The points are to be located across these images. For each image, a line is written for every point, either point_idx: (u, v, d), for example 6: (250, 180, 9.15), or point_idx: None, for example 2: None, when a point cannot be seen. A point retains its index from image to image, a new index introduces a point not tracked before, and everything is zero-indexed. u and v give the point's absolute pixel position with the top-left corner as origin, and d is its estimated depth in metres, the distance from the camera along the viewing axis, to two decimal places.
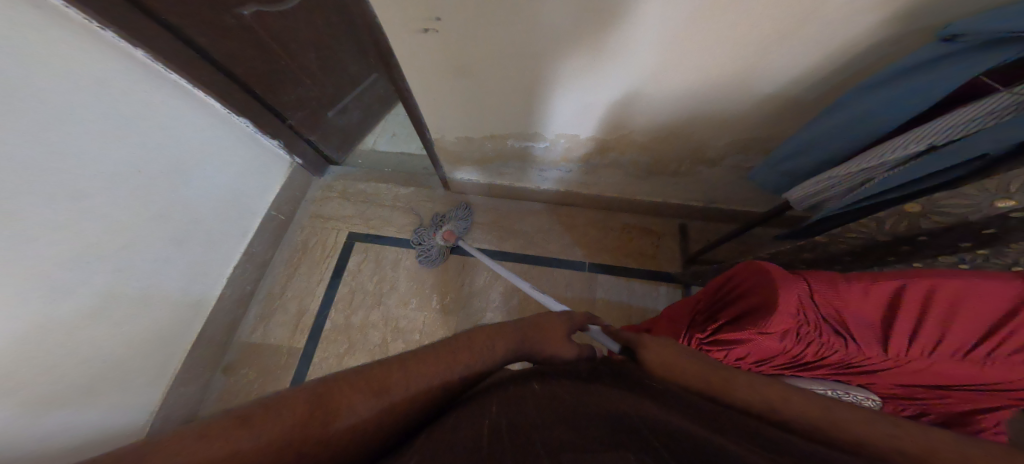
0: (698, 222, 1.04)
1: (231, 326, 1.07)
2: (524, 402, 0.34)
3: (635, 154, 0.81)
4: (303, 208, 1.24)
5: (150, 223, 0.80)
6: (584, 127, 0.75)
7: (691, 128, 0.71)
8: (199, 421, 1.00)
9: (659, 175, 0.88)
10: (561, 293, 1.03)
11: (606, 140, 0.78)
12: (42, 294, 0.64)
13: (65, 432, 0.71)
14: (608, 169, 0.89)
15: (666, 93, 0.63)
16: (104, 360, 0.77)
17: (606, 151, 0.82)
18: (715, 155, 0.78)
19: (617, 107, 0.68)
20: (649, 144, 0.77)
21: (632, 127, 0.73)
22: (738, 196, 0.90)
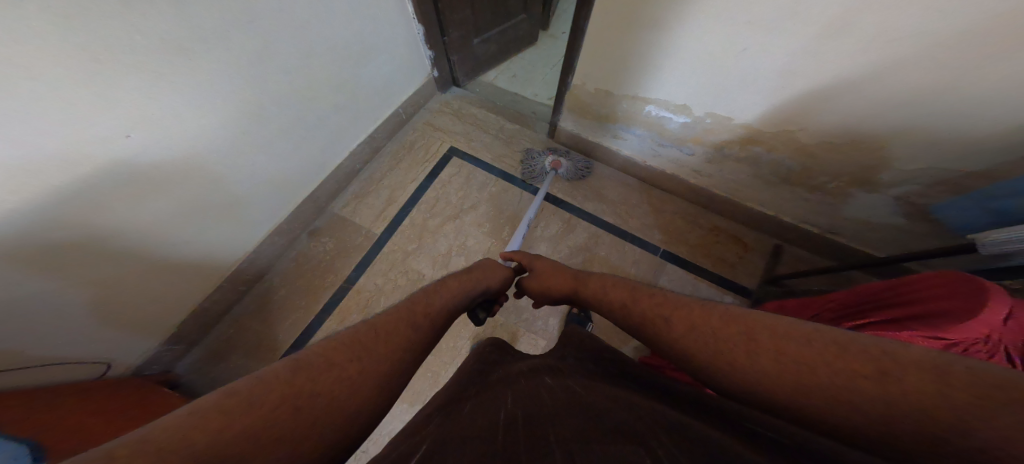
0: (797, 250, 1.06)
1: (334, 195, 1.23)
2: (541, 393, 0.41)
3: (784, 156, 0.84)
4: (420, 115, 1.39)
5: (325, 87, 1.01)
6: (743, 110, 0.79)
7: (832, 143, 0.75)
8: (285, 263, 1.17)
9: (793, 185, 0.90)
10: (626, 267, 1.09)
11: (762, 132, 0.81)
12: (248, 106, 0.85)
13: (203, 233, 0.92)
14: (738, 163, 0.93)
15: (806, 96, 0.70)
16: (259, 180, 0.98)
17: (749, 143, 0.86)
18: (835, 177, 0.82)
19: (774, 106, 0.75)
20: (795, 144, 0.80)
21: (808, 124, 0.75)
22: (844, 227, 0.93)
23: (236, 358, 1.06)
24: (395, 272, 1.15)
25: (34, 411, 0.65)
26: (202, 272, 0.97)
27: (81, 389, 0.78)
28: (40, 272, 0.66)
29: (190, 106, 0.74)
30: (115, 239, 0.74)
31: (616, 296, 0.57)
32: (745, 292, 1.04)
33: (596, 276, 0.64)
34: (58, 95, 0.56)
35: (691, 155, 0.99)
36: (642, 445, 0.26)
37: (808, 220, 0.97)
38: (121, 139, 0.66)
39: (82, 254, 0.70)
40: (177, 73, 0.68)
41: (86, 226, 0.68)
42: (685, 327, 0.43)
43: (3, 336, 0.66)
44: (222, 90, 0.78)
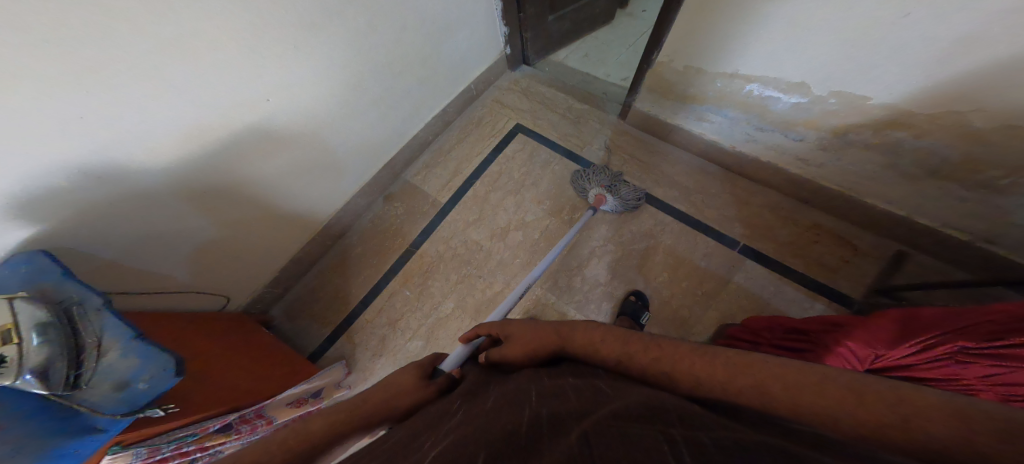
0: (927, 258, 0.89)
1: (406, 163, 1.30)
2: (569, 390, 0.38)
3: (942, 143, 0.69)
4: (489, 91, 1.40)
5: (413, 62, 1.06)
6: (894, 89, 0.66)
7: (1001, 127, 0.61)
8: (359, 224, 1.27)
9: (948, 180, 0.74)
10: (696, 261, 1.01)
11: (912, 114, 0.68)
12: (353, 78, 0.93)
13: (300, 194, 1.02)
14: (865, 151, 0.79)
15: (977, 66, 0.57)
16: (352, 145, 1.07)
17: (889, 128, 0.72)
18: (999, 170, 0.66)
19: (926, 84, 0.62)
20: (965, 130, 0.65)
21: (988, 104, 0.60)
22: (999, 234, 0.76)
23: (316, 303, 1.20)
24: (455, 240, 1.20)
25: (169, 326, 0.79)
26: (298, 228, 1.10)
27: (209, 318, 0.94)
28: (178, 216, 0.78)
29: (304, 72, 0.81)
30: (235, 190, 0.85)
31: (611, 352, 0.47)
32: (846, 301, 0.90)
33: (580, 327, 0.52)
34: (214, 56, 0.64)
35: (800, 140, 0.87)
36: (662, 434, 0.25)
37: (953, 223, 0.80)
38: (253, 100, 0.75)
39: (209, 201, 0.81)
40: (298, 39, 0.75)
41: (218, 175, 0.79)
42: (692, 384, 0.38)
43: (158, 265, 0.81)
44: (331, 60, 0.84)
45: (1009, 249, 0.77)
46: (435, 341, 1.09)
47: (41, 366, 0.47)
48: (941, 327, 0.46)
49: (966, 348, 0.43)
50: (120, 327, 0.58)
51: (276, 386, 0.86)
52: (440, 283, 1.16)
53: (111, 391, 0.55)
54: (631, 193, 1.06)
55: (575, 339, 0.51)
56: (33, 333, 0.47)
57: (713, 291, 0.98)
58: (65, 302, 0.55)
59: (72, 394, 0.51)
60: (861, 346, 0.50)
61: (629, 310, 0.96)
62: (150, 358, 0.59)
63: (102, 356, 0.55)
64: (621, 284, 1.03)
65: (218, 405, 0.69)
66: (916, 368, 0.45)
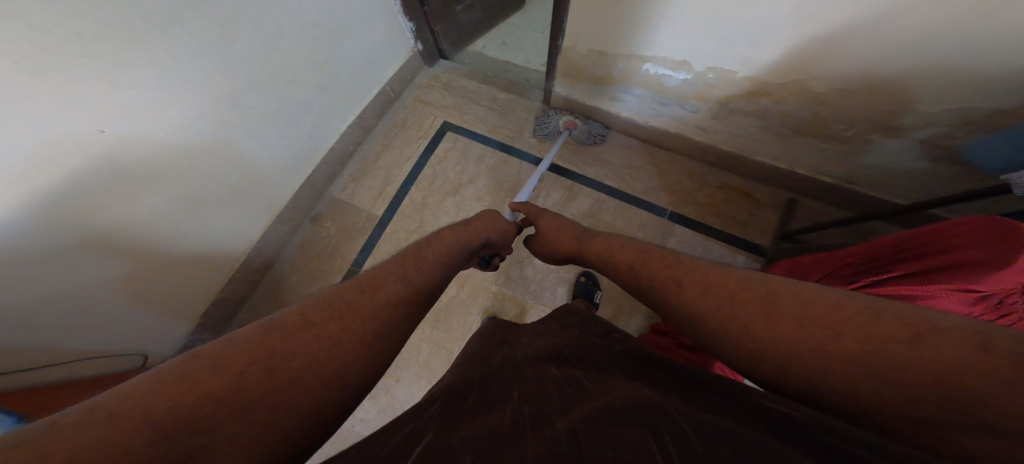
0: (811, 201, 1.03)
1: (329, 180, 1.22)
2: (549, 387, 0.38)
3: (794, 106, 0.79)
4: (410, 91, 1.34)
5: (304, 70, 0.97)
6: (750, 62, 0.74)
7: (841, 88, 0.71)
8: (290, 252, 1.18)
9: (807, 137, 0.85)
10: (633, 232, 1.08)
11: (768, 84, 0.77)
12: (226, 99, 0.83)
13: (201, 232, 0.91)
14: (744, 117, 0.88)
15: (810, 41, 0.65)
16: (250, 169, 0.97)
17: (755, 96, 0.81)
18: (847, 124, 0.77)
19: (779, 56, 0.70)
20: (806, 94, 0.75)
21: (820, 72, 0.69)
22: (863, 175, 0.89)
23: None
24: (399, 252, 1.15)
25: (64, 408, 0.70)
26: (211, 269, 0.99)
27: (119, 380, 0.83)
28: (41, 278, 0.66)
29: (161, 100, 0.70)
30: (115, 240, 0.75)
31: (623, 259, 0.56)
32: (759, 250, 1.02)
33: (604, 239, 0.62)
34: (21, 101, 0.53)
35: (694, 112, 0.94)
36: (653, 432, 0.26)
37: (825, 170, 0.93)
38: (96, 139, 0.63)
39: (77, 254, 0.70)
40: (139, 65, 0.64)
41: (87, 227, 0.69)
42: (706, 307, 0.42)
43: (28, 343, 0.69)
44: (192, 81, 0.74)
45: (870, 187, 0.91)
46: None
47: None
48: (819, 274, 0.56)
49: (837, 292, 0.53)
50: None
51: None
52: None
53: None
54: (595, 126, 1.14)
55: (594, 246, 0.63)
56: None
57: None
58: None
59: None
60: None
61: (581, 291, 1.02)
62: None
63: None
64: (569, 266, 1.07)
65: None
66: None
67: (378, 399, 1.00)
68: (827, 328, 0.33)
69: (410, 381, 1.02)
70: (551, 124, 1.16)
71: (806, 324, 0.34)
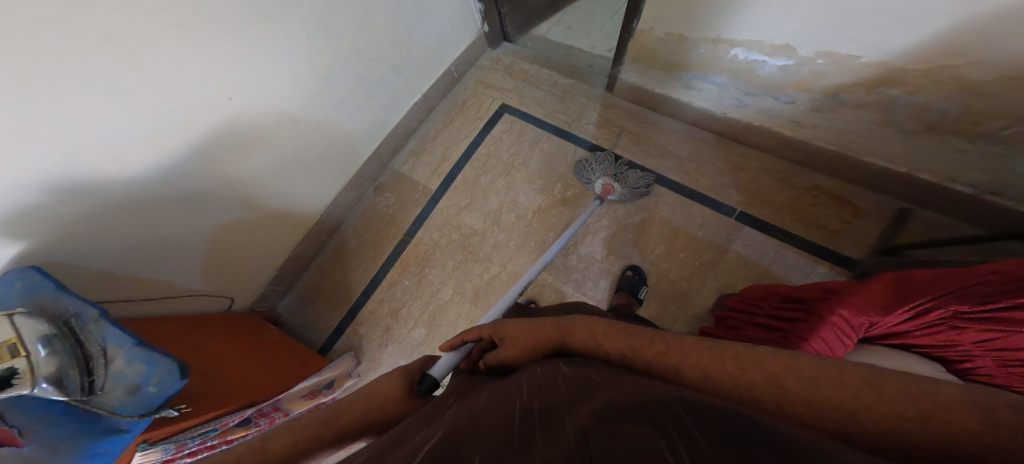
0: (930, 213, 0.90)
1: (392, 153, 1.29)
2: (558, 384, 0.37)
3: (937, 97, 0.68)
4: (472, 72, 1.36)
5: (387, 48, 1.02)
6: (885, 46, 0.64)
7: (989, 77, 0.60)
8: (351, 219, 1.27)
9: (946, 134, 0.73)
10: (691, 230, 1.02)
11: (906, 71, 0.67)
12: (323, 72, 0.90)
13: (283, 194, 1.00)
14: (859, 109, 0.78)
15: (967, 18, 0.55)
16: (331, 139, 1.04)
17: (882, 85, 0.71)
18: (989, 120, 0.67)
19: (921, 39, 0.61)
20: (959, 81, 0.64)
21: (983, 55, 0.58)
22: (1000, 184, 0.76)
23: (319, 300, 1.21)
24: (449, 227, 1.20)
25: (176, 333, 0.81)
26: (292, 227, 1.10)
27: (210, 319, 0.95)
28: (164, 221, 0.77)
29: (267, 67, 0.78)
30: (219, 192, 0.84)
31: (616, 348, 0.42)
32: (849, 263, 0.92)
33: (581, 320, 0.47)
34: (164, 60, 0.61)
35: (791, 103, 0.86)
36: (654, 425, 0.23)
37: (960, 177, 0.80)
38: (217, 99, 0.72)
39: (190, 204, 0.80)
40: (250, 34, 0.71)
41: (198, 177, 0.78)
42: (698, 375, 0.36)
43: (156, 272, 0.81)
44: (293, 53, 0.81)
45: (1015, 200, 0.77)
46: (439, 327, 1.11)
47: (54, 375, 0.49)
48: (936, 292, 0.48)
49: (960, 313, 0.45)
50: (120, 335, 0.59)
51: (288, 382, 0.88)
52: (437, 270, 1.17)
53: (124, 395, 0.57)
54: (639, 183, 1.04)
55: (579, 337, 0.46)
56: (38, 345, 0.49)
57: (711, 260, 0.99)
58: (62, 316, 0.56)
59: (92, 399, 0.54)
60: (855, 315, 0.50)
61: (626, 286, 0.97)
62: (154, 363, 0.60)
63: (110, 363, 0.57)
64: (617, 259, 1.04)
65: (233, 403, 0.71)
66: (911, 336, 0.48)
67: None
68: (837, 386, 0.30)
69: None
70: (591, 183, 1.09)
71: (816, 393, 0.31)
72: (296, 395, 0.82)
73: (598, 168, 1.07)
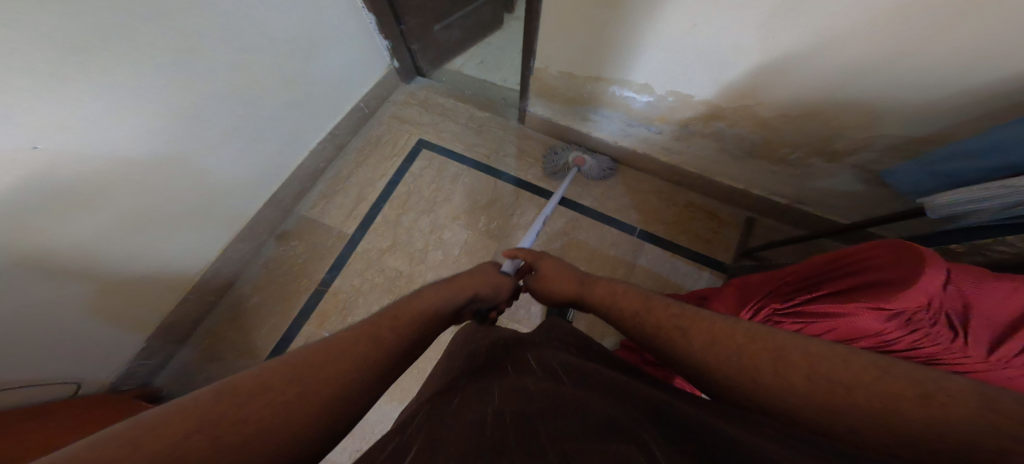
0: (767, 221, 1.08)
1: (299, 195, 1.20)
2: (529, 383, 0.39)
3: (747, 130, 0.84)
4: (386, 107, 1.35)
5: (276, 87, 0.97)
6: (705, 87, 0.79)
7: (784, 118, 0.77)
8: (252, 273, 1.13)
9: (758, 159, 0.90)
10: (604, 250, 1.09)
11: (722, 108, 0.81)
12: (189, 113, 0.81)
13: (150, 251, 0.86)
14: (704, 139, 0.93)
15: (756, 68, 0.70)
16: (212, 186, 0.94)
17: (712, 118, 0.85)
18: (794, 151, 0.84)
19: (735, 85, 0.75)
20: (757, 120, 0.80)
21: (765, 99, 0.75)
22: (818, 198, 0.93)
23: (214, 372, 1.04)
24: (372, 271, 1.12)
25: None
26: (165, 290, 0.94)
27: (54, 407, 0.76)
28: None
29: (118, 109, 0.69)
30: (52, 260, 0.70)
31: (628, 306, 0.50)
32: (724, 267, 1.05)
33: (603, 283, 0.57)
34: None
35: (658, 132, 0.99)
36: (635, 443, 0.25)
37: (775, 191, 0.98)
38: (31, 150, 0.60)
39: (2, 278, 0.64)
40: (95, 78, 0.63)
41: (23, 244, 0.64)
42: (705, 339, 0.39)
43: None
44: (144, 94, 0.71)
45: (815, 206, 0.96)
46: None
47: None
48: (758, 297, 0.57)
49: (777, 311, 0.53)
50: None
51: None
52: (362, 318, 1.08)
53: None
54: (602, 162, 1.15)
55: (592, 293, 0.57)
56: None
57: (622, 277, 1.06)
58: None
59: None
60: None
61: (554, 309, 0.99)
62: None
63: None
64: None
65: None
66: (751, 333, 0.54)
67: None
68: (837, 362, 0.31)
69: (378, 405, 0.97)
70: (561, 157, 1.16)
71: (831, 370, 0.31)
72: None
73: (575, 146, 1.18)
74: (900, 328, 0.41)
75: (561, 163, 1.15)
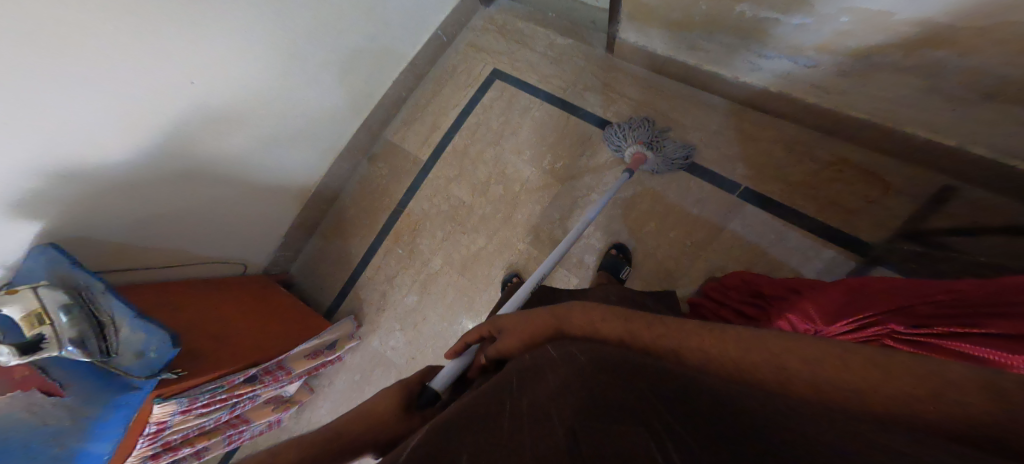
0: (985, 191, 0.71)
1: (384, 122, 1.23)
2: (549, 375, 0.32)
3: (993, 59, 0.52)
4: (462, 36, 1.23)
5: (359, 16, 0.96)
6: (920, 0, 0.51)
7: None
8: (347, 194, 1.25)
9: (1003, 106, 0.57)
10: (685, 208, 0.93)
11: (949, 30, 0.52)
12: (290, 45, 0.87)
13: (275, 166, 1.02)
14: (896, 74, 0.64)
15: None
16: (313, 112, 1.02)
17: (919, 49, 0.57)
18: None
19: (975, 0, 0.47)
20: (1020, 43, 0.48)
21: (1022, 16, 0.45)
22: None
23: (316, 276, 1.24)
24: (438, 199, 1.15)
25: (174, 291, 0.85)
26: (287, 202, 1.12)
27: (226, 282, 1.01)
28: (167, 194, 0.80)
29: (213, 46, 0.73)
30: (209, 171, 0.86)
31: (612, 333, 0.39)
32: (861, 247, 0.81)
33: (575, 307, 0.43)
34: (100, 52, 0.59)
35: (812, 67, 0.72)
36: (646, 426, 0.20)
37: (1021, 157, 0.63)
38: (178, 84, 0.71)
39: (185, 182, 0.82)
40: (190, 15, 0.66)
41: (184, 156, 0.79)
42: (705, 362, 0.31)
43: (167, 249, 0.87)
44: (247, 25, 0.76)
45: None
46: (428, 296, 1.11)
47: (77, 337, 0.56)
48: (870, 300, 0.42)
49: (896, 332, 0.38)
50: (124, 306, 0.65)
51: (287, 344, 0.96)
52: (428, 240, 1.14)
53: (133, 358, 0.64)
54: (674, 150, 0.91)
55: (567, 328, 0.42)
56: (61, 314, 0.55)
57: (703, 241, 0.90)
58: (76, 287, 0.62)
59: (109, 359, 0.62)
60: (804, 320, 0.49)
61: (608, 264, 0.91)
62: (152, 331, 0.66)
63: (116, 332, 0.63)
64: (605, 235, 0.97)
65: (235, 362, 0.81)
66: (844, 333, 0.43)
67: (407, 332, 1.11)
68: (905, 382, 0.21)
69: (437, 321, 1.09)
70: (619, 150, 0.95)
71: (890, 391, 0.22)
72: (297, 355, 0.98)
73: (638, 133, 0.92)
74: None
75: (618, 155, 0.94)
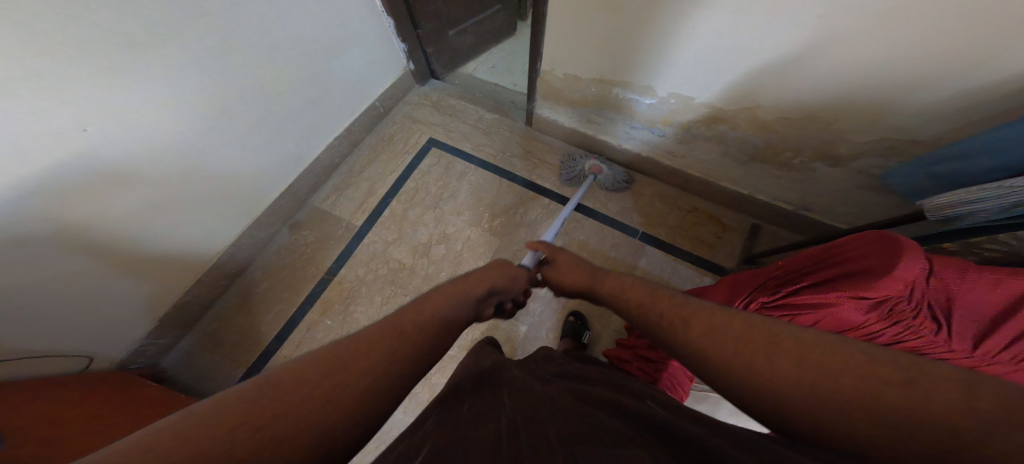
0: (773, 227, 1.07)
1: (314, 188, 1.23)
2: (543, 405, 0.37)
3: (749, 133, 0.85)
4: (399, 108, 1.38)
5: (299, 85, 1.02)
6: (707, 90, 0.80)
7: (792, 124, 0.77)
8: (260, 263, 1.16)
9: (761, 164, 0.91)
10: (604, 250, 1.10)
11: (723, 110, 0.82)
12: (216, 105, 0.86)
13: (166, 234, 0.90)
14: (705, 142, 0.94)
15: (751, 70, 0.71)
16: (228, 176, 0.97)
17: (714, 121, 0.87)
18: (790, 160, 0.85)
19: (739, 89, 0.76)
20: (761, 123, 0.81)
21: (764, 101, 0.76)
22: (828, 204, 0.92)
23: (219, 354, 1.07)
24: (376, 262, 1.15)
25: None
26: (180, 271, 0.98)
27: (59, 382, 0.78)
28: (20, 264, 0.68)
29: (135, 96, 0.71)
30: (86, 235, 0.75)
31: (638, 295, 0.48)
32: (722, 272, 1.05)
33: (618, 275, 0.52)
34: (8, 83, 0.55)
35: (661, 135, 1.00)
36: None
37: (782, 197, 0.98)
38: (69, 129, 0.65)
39: (41, 251, 0.70)
40: (123, 62, 0.67)
41: (54, 218, 0.69)
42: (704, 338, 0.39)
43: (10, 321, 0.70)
44: (183, 83, 0.77)
45: (823, 214, 0.95)
46: None
47: None
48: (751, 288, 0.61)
49: (766, 303, 0.57)
50: None
51: None
52: (364, 307, 1.10)
53: None
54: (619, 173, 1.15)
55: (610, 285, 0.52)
56: None
57: None
58: None
59: None
60: None
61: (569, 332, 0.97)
62: None
63: None
64: None
65: None
66: None
67: None
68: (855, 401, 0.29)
69: None
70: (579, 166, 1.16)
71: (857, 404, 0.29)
72: None
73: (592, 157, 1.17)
74: (885, 320, 0.46)
75: (579, 169, 1.15)
